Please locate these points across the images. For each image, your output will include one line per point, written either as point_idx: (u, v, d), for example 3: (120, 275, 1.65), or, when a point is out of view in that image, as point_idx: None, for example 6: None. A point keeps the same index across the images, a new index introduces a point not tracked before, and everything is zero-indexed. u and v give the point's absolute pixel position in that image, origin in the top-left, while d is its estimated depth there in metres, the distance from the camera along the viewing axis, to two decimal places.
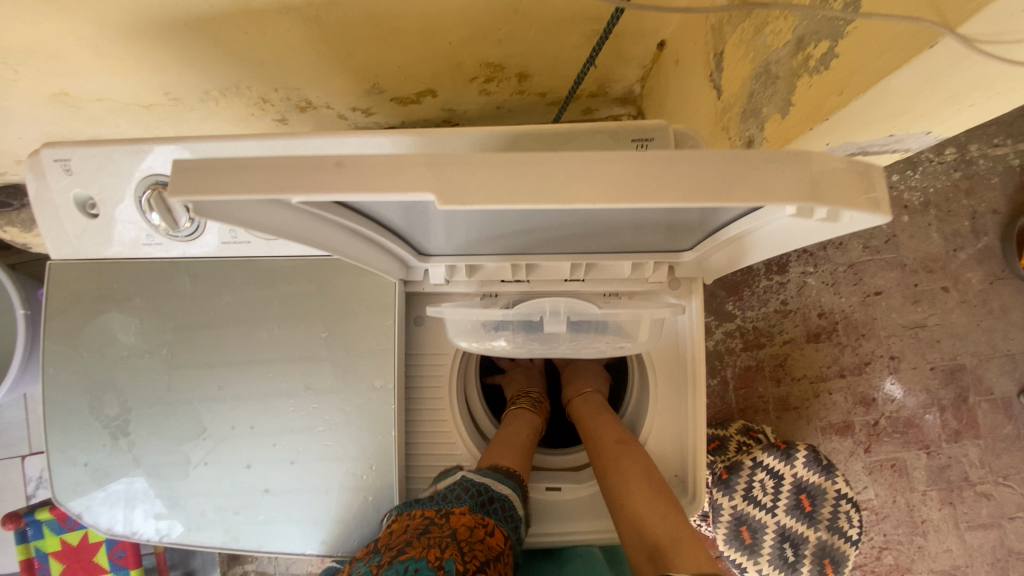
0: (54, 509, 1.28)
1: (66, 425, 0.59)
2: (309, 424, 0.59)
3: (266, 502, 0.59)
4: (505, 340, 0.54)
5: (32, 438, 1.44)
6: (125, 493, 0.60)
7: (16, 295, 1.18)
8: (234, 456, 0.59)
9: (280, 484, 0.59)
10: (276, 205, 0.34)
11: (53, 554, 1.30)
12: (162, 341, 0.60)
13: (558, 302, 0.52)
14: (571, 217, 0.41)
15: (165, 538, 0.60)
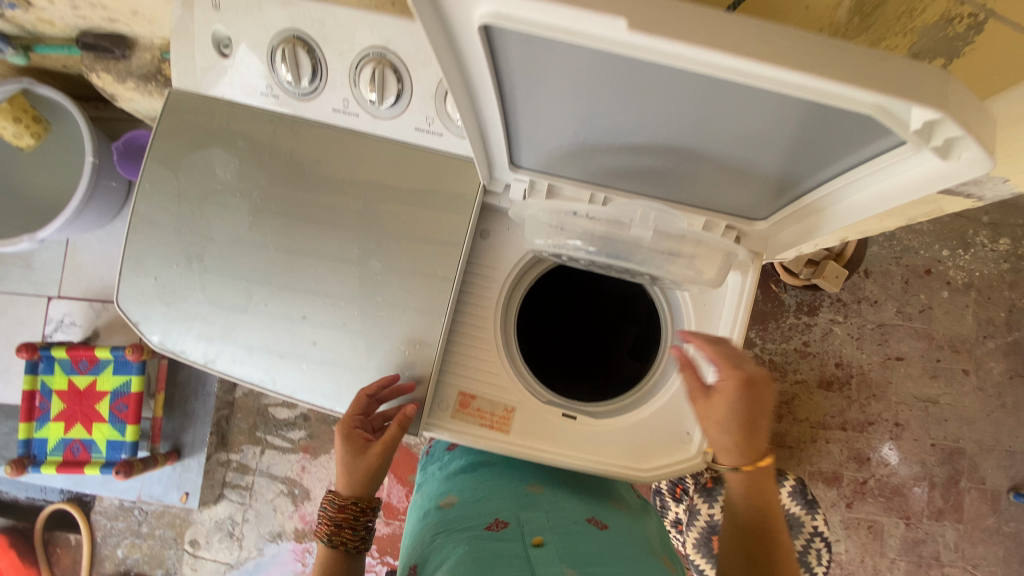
0: (70, 349, 1.34)
1: (150, 239, 0.64)
2: (366, 294, 0.63)
3: (312, 353, 0.64)
4: (578, 240, 0.56)
5: (63, 283, 1.50)
6: (186, 313, 0.64)
7: (91, 142, 1.23)
8: (294, 307, 0.63)
9: (328, 339, 0.63)
10: (450, 37, 0.36)
11: (57, 392, 1.34)
12: (257, 185, 0.64)
13: (650, 208, 0.54)
14: (680, 137, 0.43)
15: (211, 361, 0.64)
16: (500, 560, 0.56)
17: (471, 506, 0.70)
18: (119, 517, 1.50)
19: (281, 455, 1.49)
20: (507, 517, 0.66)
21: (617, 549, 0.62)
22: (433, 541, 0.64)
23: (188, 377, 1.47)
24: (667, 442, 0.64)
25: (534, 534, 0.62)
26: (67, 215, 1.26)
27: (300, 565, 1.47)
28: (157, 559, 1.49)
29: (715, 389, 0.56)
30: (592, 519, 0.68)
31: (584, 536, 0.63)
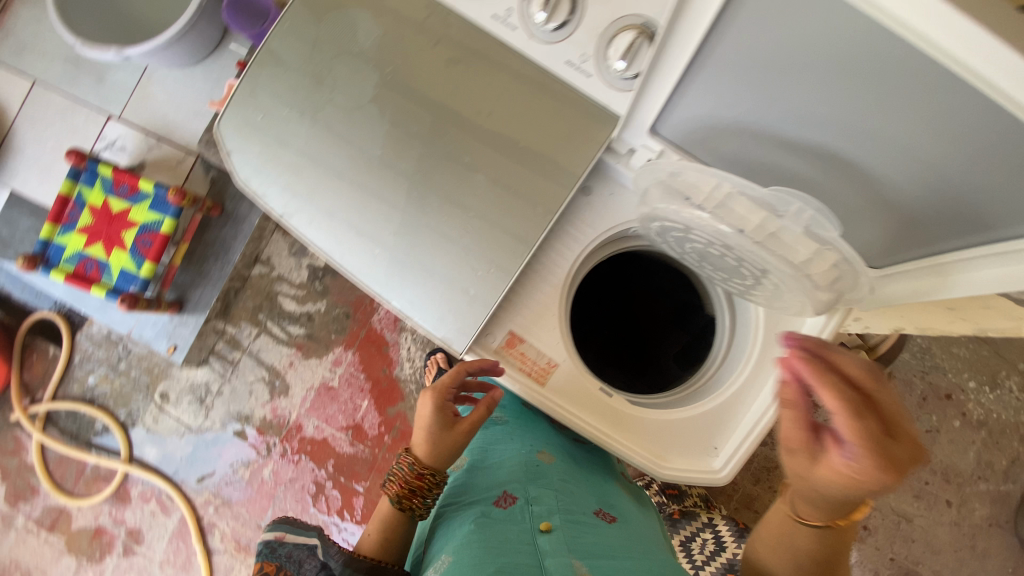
0: (117, 171, 1.33)
1: (273, 79, 0.65)
2: (445, 219, 0.66)
3: (388, 242, 0.68)
4: (705, 212, 0.54)
5: (127, 107, 1.49)
6: (281, 158, 0.68)
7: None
8: (383, 208, 0.67)
9: (407, 237, 0.68)
10: None
11: (90, 207, 1.34)
12: (391, 61, 0.64)
13: (809, 206, 0.50)
14: (834, 136, 0.44)
15: (297, 217, 0.70)
16: (517, 543, 0.79)
17: (488, 483, 0.93)
18: (102, 346, 1.50)
19: (274, 344, 1.49)
20: (521, 495, 0.88)
21: (610, 534, 0.85)
22: (459, 508, 0.89)
23: (215, 239, 1.46)
24: (692, 448, 0.67)
25: (542, 517, 0.84)
26: (159, 43, 1.24)
27: (255, 453, 1.47)
28: (124, 399, 1.50)
29: (841, 466, 0.54)
30: (599, 512, 0.90)
31: (588, 522, 0.86)
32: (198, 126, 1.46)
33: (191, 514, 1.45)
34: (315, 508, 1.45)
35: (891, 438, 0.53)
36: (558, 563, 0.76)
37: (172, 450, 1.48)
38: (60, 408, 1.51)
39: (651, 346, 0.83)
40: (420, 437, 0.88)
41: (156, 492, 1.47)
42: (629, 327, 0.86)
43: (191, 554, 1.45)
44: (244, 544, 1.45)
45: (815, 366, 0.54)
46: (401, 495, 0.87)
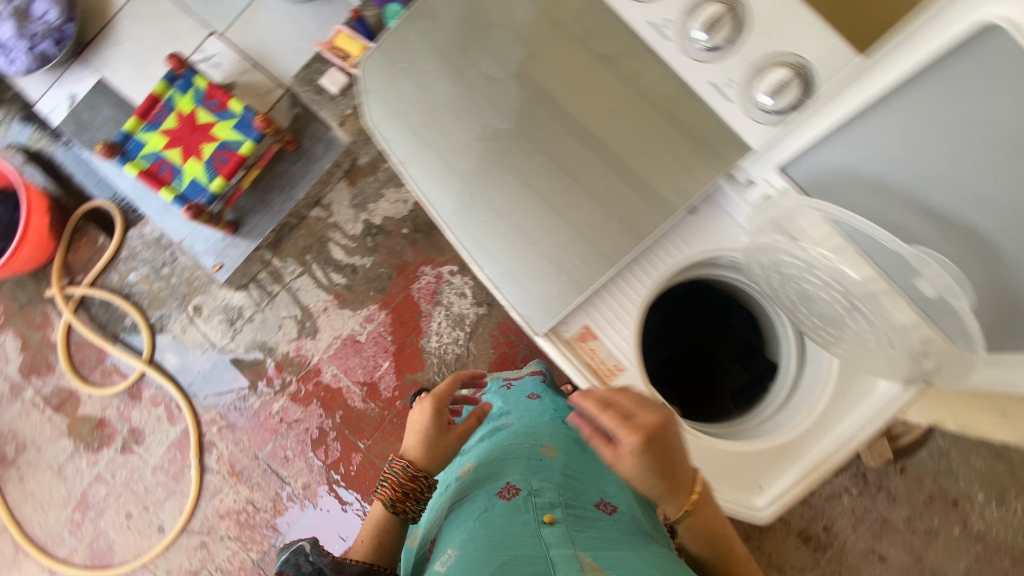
0: (212, 87, 1.36)
1: (428, 34, 0.70)
2: (541, 224, 0.72)
3: (495, 220, 0.74)
4: (838, 259, 0.58)
5: (231, 27, 1.52)
6: (417, 108, 0.73)
7: None
8: (494, 198, 0.73)
9: (512, 218, 0.73)
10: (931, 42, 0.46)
11: (177, 112, 1.36)
12: (537, 41, 0.66)
13: (944, 275, 0.55)
14: (967, 206, 0.55)
15: (417, 192, 0.74)
16: (518, 536, 0.76)
17: (489, 478, 0.91)
18: (150, 247, 1.54)
19: (314, 287, 1.52)
20: (523, 487, 0.86)
21: (615, 529, 0.82)
22: (462, 507, 0.88)
23: (283, 173, 1.52)
24: (741, 481, 0.76)
25: (545, 510, 0.81)
26: None
27: (270, 385, 1.50)
28: (158, 302, 1.52)
29: (621, 451, 0.61)
30: (601, 504, 0.88)
31: (590, 516, 0.83)
32: (293, 63, 1.50)
33: (195, 428, 1.47)
34: (314, 452, 1.47)
35: (634, 417, 0.62)
36: (562, 554, 0.73)
37: (192, 363, 1.51)
38: (95, 296, 1.53)
39: (713, 374, 0.94)
40: (415, 443, 0.93)
41: (166, 398, 1.50)
42: (694, 347, 0.96)
43: (185, 466, 1.47)
44: (237, 469, 1.47)
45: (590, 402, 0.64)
46: (395, 498, 0.89)
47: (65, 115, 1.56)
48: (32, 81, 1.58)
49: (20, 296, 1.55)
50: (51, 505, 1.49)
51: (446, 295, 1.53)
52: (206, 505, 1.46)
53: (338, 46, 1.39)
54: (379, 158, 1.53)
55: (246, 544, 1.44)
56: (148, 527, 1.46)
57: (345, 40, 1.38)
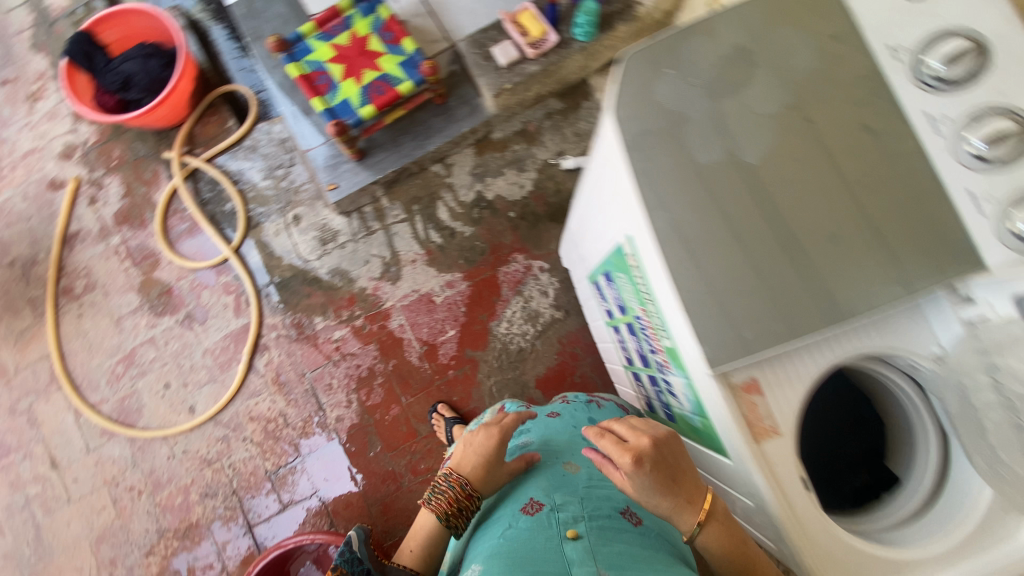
0: (393, 19, 1.39)
1: (701, 46, 0.63)
2: (736, 295, 0.60)
3: (688, 256, 0.60)
4: None
5: None
6: (653, 100, 0.63)
7: None
8: (703, 243, 0.60)
9: (704, 261, 0.60)
10: None
11: (353, 32, 1.39)
12: (806, 92, 0.62)
13: None
14: None
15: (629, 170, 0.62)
16: (544, 552, 0.76)
17: (514, 494, 0.90)
18: (274, 146, 1.58)
19: (411, 237, 1.56)
20: (546, 503, 0.85)
21: (640, 546, 0.81)
22: (490, 518, 0.89)
23: (422, 122, 1.53)
24: None
25: (570, 524, 0.81)
26: None
27: (338, 313, 1.53)
28: (263, 199, 1.56)
29: (620, 468, 0.74)
30: (626, 513, 0.87)
31: (615, 528, 0.82)
32: (466, 23, 1.49)
33: (256, 327, 1.50)
34: (357, 390, 1.50)
35: (633, 442, 0.75)
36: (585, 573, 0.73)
37: (273, 266, 1.54)
38: (208, 173, 1.58)
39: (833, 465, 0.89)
40: (474, 463, 0.92)
41: (238, 290, 1.53)
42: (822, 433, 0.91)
43: (234, 359, 1.50)
44: (280, 380, 1.49)
45: (593, 429, 0.78)
46: (449, 513, 0.90)
47: None
48: None
49: (139, 148, 1.60)
50: (98, 350, 1.52)
51: (529, 287, 1.53)
52: (241, 403, 1.48)
53: (521, 21, 1.39)
54: (510, 137, 1.58)
55: (265, 453, 1.47)
56: (180, 403, 1.49)
57: (529, 18, 1.39)
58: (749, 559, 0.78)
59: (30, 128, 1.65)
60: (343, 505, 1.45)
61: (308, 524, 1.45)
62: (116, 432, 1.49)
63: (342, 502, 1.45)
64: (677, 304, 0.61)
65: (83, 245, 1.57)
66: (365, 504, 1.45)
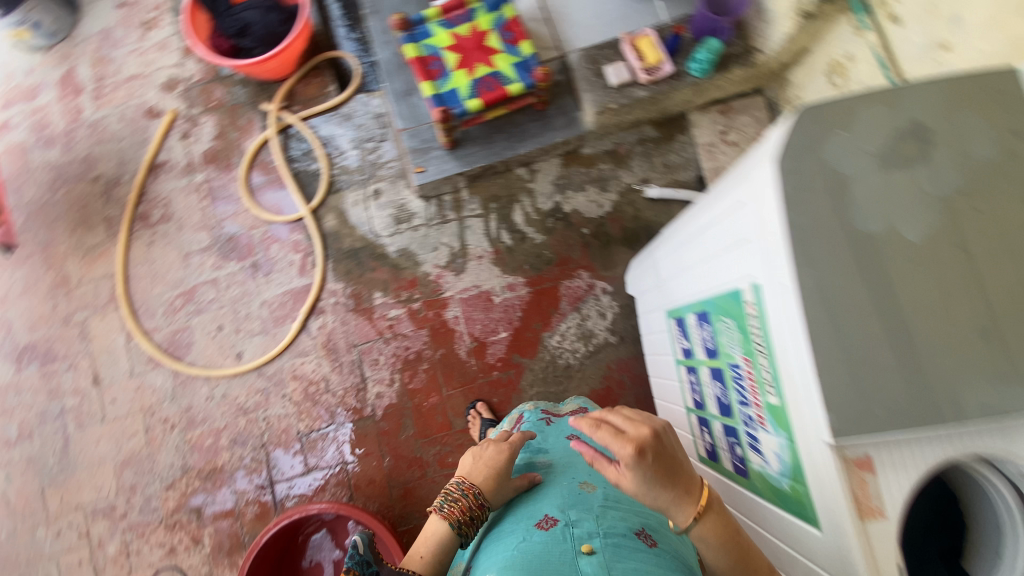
0: (516, 21, 1.41)
1: (880, 117, 0.63)
2: (869, 369, 0.59)
3: (827, 321, 0.60)
4: None
5: None
6: (822, 161, 0.62)
7: None
8: (844, 311, 0.60)
9: (842, 329, 0.60)
10: None
11: (474, 25, 1.41)
12: (979, 185, 0.61)
13: None
14: None
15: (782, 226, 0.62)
16: (558, 566, 0.75)
17: (530, 509, 0.89)
18: (369, 121, 1.63)
19: (482, 233, 1.58)
20: (562, 518, 0.84)
21: (657, 564, 0.78)
22: (503, 532, 0.88)
23: (518, 125, 1.53)
24: None
25: (585, 541, 0.79)
26: None
27: (397, 293, 1.56)
28: (349, 168, 1.61)
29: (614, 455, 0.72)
30: (641, 532, 0.84)
31: (630, 546, 0.80)
32: (581, 35, 1.52)
33: (317, 290, 1.55)
34: (400, 371, 1.52)
35: (627, 432, 0.73)
36: None
37: (345, 234, 1.59)
38: (298, 130, 1.62)
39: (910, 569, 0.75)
40: (486, 475, 0.93)
41: (307, 250, 1.58)
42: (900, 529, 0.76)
43: (290, 316, 1.54)
44: (330, 345, 1.53)
45: (585, 420, 0.75)
46: (462, 521, 0.89)
47: None
48: None
49: (239, 93, 1.64)
50: (160, 280, 1.55)
51: (588, 306, 1.53)
52: (288, 359, 1.52)
53: (639, 45, 1.41)
54: (599, 155, 1.58)
55: (301, 412, 1.50)
56: (229, 348, 1.52)
57: (648, 44, 1.40)
58: (753, 562, 0.75)
59: (138, 54, 1.69)
60: (366, 482, 1.47)
61: (328, 494, 1.46)
62: (161, 362, 1.51)
63: (365, 479, 1.47)
64: (806, 367, 0.62)
65: (167, 176, 1.61)
66: (387, 484, 1.46)
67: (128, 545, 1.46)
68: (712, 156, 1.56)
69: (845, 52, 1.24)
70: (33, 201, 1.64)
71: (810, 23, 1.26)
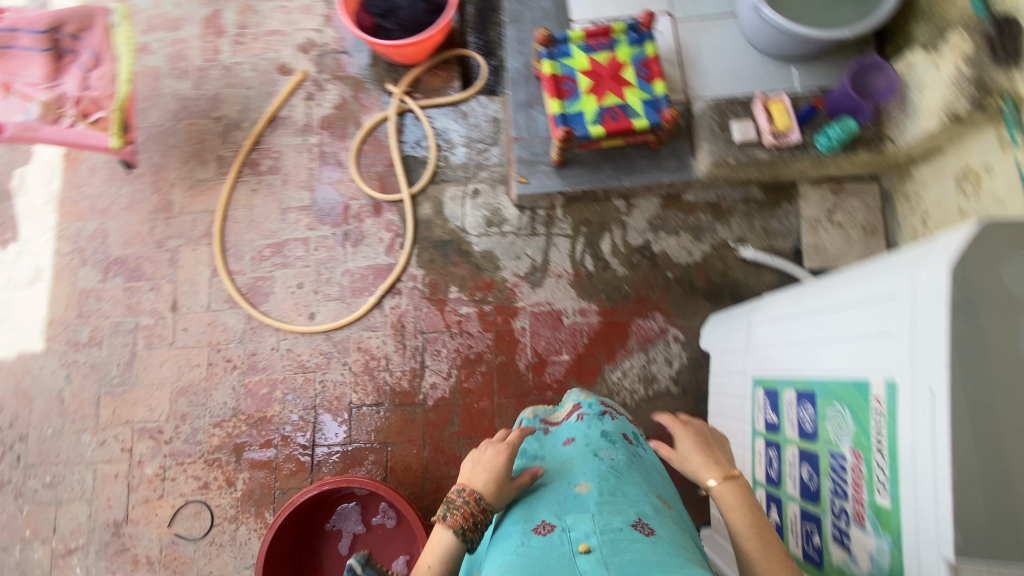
0: (655, 60, 1.42)
1: None
2: (1006, 499, 0.59)
3: (972, 441, 0.60)
4: None
5: (687, 25, 1.60)
6: (1003, 282, 0.61)
7: (862, 27, 1.34)
8: (994, 437, 0.60)
9: (984, 453, 0.60)
10: None
11: (614, 56, 1.44)
12: None
13: None
14: None
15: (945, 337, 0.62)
16: (554, 568, 0.73)
17: (527, 515, 0.88)
18: (482, 123, 1.68)
19: (566, 253, 1.59)
20: (558, 525, 0.83)
21: (656, 553, 0.75)
22: (502, 538, 0.87)
23: (628, 157, 1.53)
24: None
25: (581, 541, 0.78)
26: (779, 17, 1.36)
27: (472, 292, 1.58)
28: (454, 162, 1.66)
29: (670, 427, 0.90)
30: (638, 523, 0.81)
31: (627, 539, 0.77)
32: (709, 85, 1.55)
33: (399, 271, 1.58)
34: (458, 367, 1.54)
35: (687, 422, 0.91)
36: None
37: (437, 223, 1.63)
38: (416, 116, 1.68)
39: None
40: (485, 479, 0.91)
41: (398, 231, 1.62)
42: None
43: (368, 290, 1.59)
44: (399, 327, 1.56)
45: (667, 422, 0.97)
46: (466, 527, 0.86)
47: None
48: None
49: (369, 70, 1.71)
50: (256, 227, 1.61)
51: (655, 349, 1.51)
52: (357, 330, 1.56)
53: (771, 108, 1.40)
54: (701, 205, 1.58)
55: (357, 384, 1.53)
56: (304, 306, 1.58)
57: (781, 108, 1.40)
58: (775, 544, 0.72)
59: (283, 11, 1.77)
60: (402, 468, 1.48)
61: (364, 470, 1.48)
62: (239, 304, 1.57)
63: (401, 464, 1.48)
64: (933, 480, 0.62)
65: (284, 131, 1.67)
66: (420, 476, 1.47)
67: (166, 470, 1.50)
68: (814, 231, 1.54)
69: (983, 161, 1.22)
70: (154, 125, 1.70)
71: (956, 126, 1.23)
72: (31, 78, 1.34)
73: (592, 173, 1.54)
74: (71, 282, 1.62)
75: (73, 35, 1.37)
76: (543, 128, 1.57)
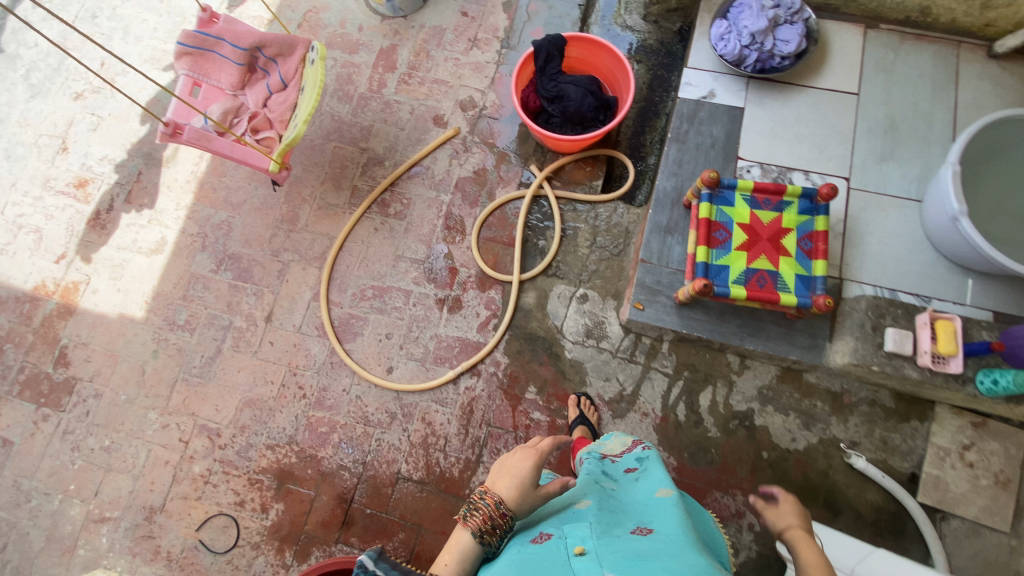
0: (824, 237, 1.30)
1: None
2: None
3: None
4: None
5: (864, 200, 1.47)
6: None
7: None
8: None
9: None
10: None
11: (778, 218, 1.34)
12: None
13: None
14: None
15: None
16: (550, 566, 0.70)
17: (527, 532, 0.83)
18: (612, 230, 1.62)
19: (660, 393, 1.49)
20: (555, 533, 0.78)
21: (659, 549, 0.72)
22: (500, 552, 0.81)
23: (758, 319, 1.41)
24: None
25: (576, 544, 0.74)
26: (978, 238, 1.22)
27: (550, 399, 1.51)
28: (572, 261, 1.61)
29: None
30: (636, 529, 0.78)
31: (622, 541, 0.74)
32: (870, 270, 1.41)
33: (484, 353, 1.54)
34: None
35: None
36: None
37: (536, 317, 1.57)
38: (548, 202, 1.65)
39: None
40: (508, 484, 0.81)
41: (495, 311, 1.58)
42: None
43: (449, 361, 1.56)
44: (468, 412, 1.52)
45: None
46: (483, 529, 0.77)
47: (694, 98, 1.60)
48: (705, 54, 1.64)
49: (518, 144, 1.70)
50: (366, 266, 1.63)
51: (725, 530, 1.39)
52: (427, 400, 1.53)
53: (936, 328, 1.27)
54: (821, 390, 1.45)
55: (411, 454, 1.49)
56: (386, 359, 1.57)
57: (948, 329, 1.27)
58: None
59: (454, 63, 1.78)
60: (428, 557, 1.42)
61: (390, 546, 1.44)
62: (327, 336, 1.59)
63: (428, 553, 1.43)
64: None
65: (420, 181, 1.68)
66: None
67: (210, 474, 1.52)
68: (941, 465, 1.37)
69: None
70: (305, 138, 1.76)
71: None
72: (220, 83, 1.42)
73: (713, 322, 1.43)
74: (185, 263, 1.69)
75: (270, 57, 1.41)
76: (676, 259, 1.48)
